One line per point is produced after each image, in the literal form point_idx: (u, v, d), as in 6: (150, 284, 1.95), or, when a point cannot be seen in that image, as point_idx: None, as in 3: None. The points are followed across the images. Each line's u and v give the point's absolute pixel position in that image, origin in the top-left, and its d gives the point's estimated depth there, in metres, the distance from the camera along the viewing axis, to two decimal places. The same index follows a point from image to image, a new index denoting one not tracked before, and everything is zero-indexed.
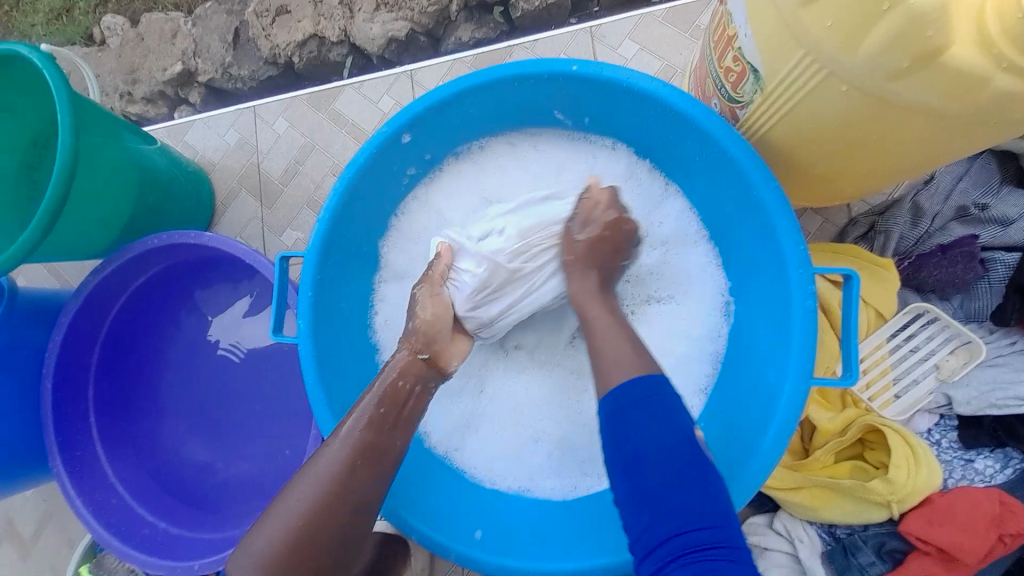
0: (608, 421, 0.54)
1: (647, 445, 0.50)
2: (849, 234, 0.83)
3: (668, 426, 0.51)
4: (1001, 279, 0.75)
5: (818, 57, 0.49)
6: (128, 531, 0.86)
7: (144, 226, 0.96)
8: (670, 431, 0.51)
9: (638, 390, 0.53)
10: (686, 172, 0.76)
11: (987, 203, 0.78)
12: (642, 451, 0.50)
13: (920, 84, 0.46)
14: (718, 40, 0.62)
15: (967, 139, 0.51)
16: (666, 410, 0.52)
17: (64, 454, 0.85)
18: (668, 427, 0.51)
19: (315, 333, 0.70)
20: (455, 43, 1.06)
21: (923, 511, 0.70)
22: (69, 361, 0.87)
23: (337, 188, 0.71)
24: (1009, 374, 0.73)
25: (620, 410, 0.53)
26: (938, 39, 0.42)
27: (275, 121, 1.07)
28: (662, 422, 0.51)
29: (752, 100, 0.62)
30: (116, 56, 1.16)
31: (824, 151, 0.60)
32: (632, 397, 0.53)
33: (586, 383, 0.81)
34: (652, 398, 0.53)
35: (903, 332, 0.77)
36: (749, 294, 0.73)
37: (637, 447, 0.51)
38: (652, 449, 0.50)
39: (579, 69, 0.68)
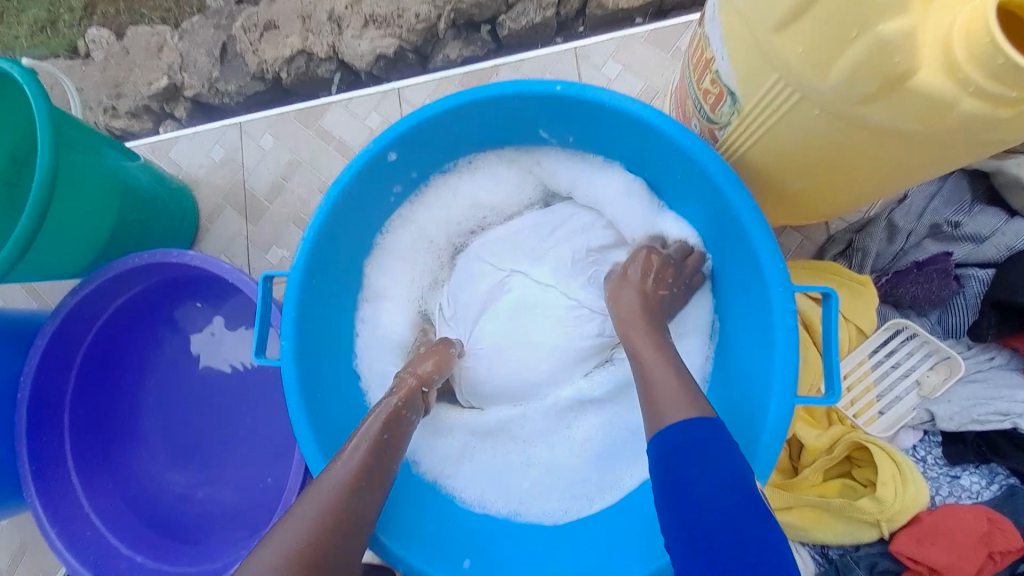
0: (660, 462, 0.53)
1: (699, 489, 0.48)
2: (827, 251, 0.84)
3: (723, 475, 0.49)
4: (976, 295, 0.76)
5: (789, 79, 0.50)
6: (103, 566, 0.82)
7: (126, 244, 0.94)
8: (723, 475, 0.49)
9: (684, 432, 0.52)
10: (670, 192, 0.76)
11: (960, 221, 0.79)
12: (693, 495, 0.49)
13: (889, 107, 0.46)
14: (696, 63, 0.63)
15: (938, 160, 0.51)
16: (715, 453, 0.51)
17: (39, 481, 0.82)
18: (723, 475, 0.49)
19: (297, 354, 0.69)
20: (443, 60, 1.07)
21: (912, 530, 0.70)
22: (45, 387, 0.85)
23: (321, 206, 0.70)
24: (988, 390, 0.74)
25: (669, 452, 0.52)
26: (904, 64, 0.42)
27: (260, 136, 1.06)
28: (717, 469, 0.49)
29: (729, 121, 0.63)
30: (101, 70, 1.15)
31: (801, 171, 0.61)
32: (682, 439, 0.52)
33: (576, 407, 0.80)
34: (700, 441, 0.51)
35: (884, 348, 0.78)
36: (733, 312, 0.73)
37: (687, 489, 0.49)
38: (704, 494, 0.48)
39: (562, 90, 0.68)
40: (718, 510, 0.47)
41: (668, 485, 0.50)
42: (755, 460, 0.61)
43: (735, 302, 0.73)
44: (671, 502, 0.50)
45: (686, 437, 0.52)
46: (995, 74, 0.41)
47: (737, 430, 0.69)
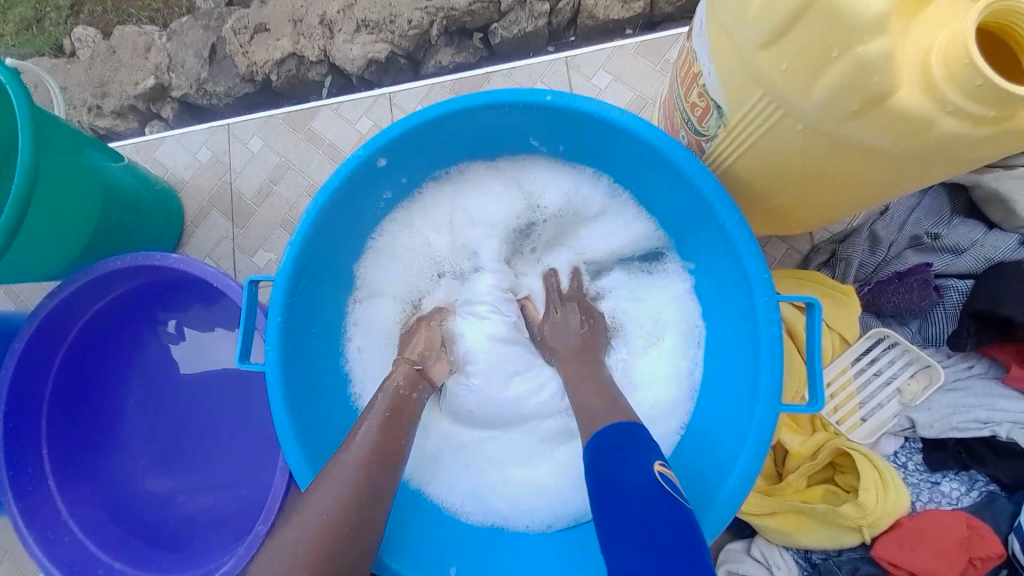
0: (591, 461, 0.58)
1: (619, 476, 0.54)
2: (812, 260, 0.86)
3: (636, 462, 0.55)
4: (955, 305, 0.79)
5: (772, 95, 0.51)
6: (81, 572, 0.80)
7: (107, 245, 0.92)
8: (641, 465, 0.54)
9: (612, 435, 0.59)
10: (658, 203, 0.77)
11: (939, 233, 0.82)
12: (616, 483, 0.53)
13: (869, 124, 0.48)
14: (684, 76, 0.65)
15: (915, 176, 0.53)
16: (637, 447, 0.57)
17: (14, 486, 0.80)
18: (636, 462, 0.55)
19: (282, 360, 0.68)
20: (435, 66, 1.08)
21: (895, 535, 0.71)
22: (24, 390, 0.83)
23: (309, 211, 0.70)
24: (969, 398, 0.76)
25: (599, 453, 0.58)
26: (882, 85, 0.44)
27: (248, 139, 1.05)
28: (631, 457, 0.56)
29: (716, 134, 0.64)
30: (86, 69, 1.13)
31: (786, 184, 0.62)
32: (610, 441, 0.58)
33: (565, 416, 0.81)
34: (625, 440, 0.58)
35: (867, 356, 0.79)
36: (719, 321, 0.74)
37: (609, 479, 0.54)
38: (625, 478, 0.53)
39: (552, 99, 0.69)
40: (635, 495, 0.52)
41: (598, 480, 0.56)
42: (739, 470, 0.62)
43: (721, 312, 0.74)
44: (600, 494, 0.55)
45: (616, 437, 0.58)
46: (972, 95, 0.42)
47: (721, 439, 0.70)
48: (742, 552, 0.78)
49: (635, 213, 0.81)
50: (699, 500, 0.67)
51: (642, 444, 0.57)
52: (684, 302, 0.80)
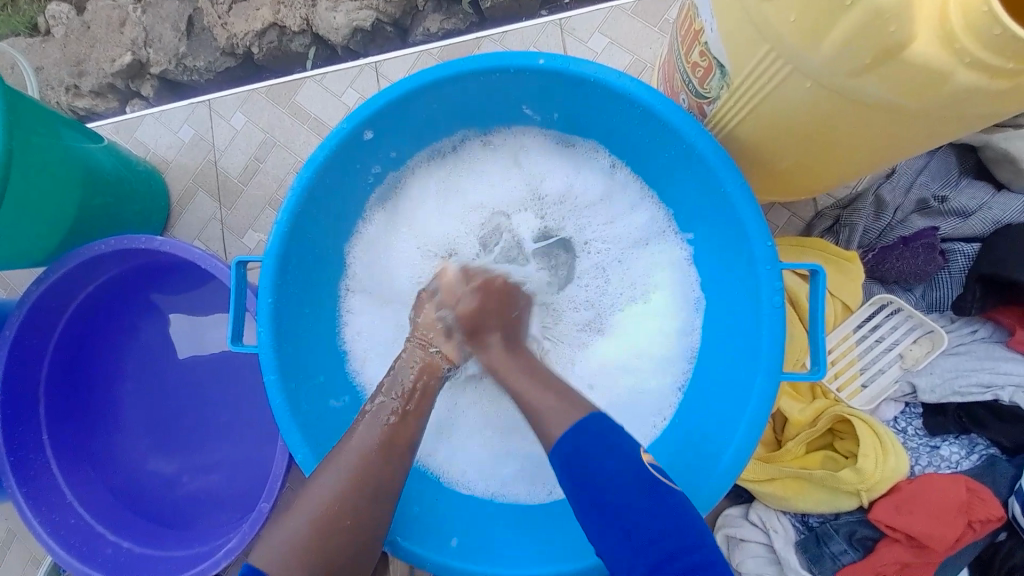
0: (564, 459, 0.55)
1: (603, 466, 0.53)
2: (816, 227, 0.84)
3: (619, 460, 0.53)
4: (961, 270, 0.78)
5: (780, 50, 0.48)
6: (88, 553, 0.81)
7: (92, 230, 0.90)
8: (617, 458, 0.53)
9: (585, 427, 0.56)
10: (657, 170, 0.75)
11: (946, 195, 0.80)
12: (596, 473, 0.53)
13: (880, 78, 0.45)
14: (684, 34, 0.61)
15: (928, 133, 0.51)
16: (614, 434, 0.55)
17: (16, 469, 0.80)
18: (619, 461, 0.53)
19: (276, 343, 0.67)
20: (423, 33, 1.03)
21: (893, 499, 0.72)
22: (18, 377, 0.82)
23: (294, 188, 0.67)
24: (971, 361, 0.75)
25: (581, 441, 0.54)
26: (899, 34, 0.41)
27: (231, 116, 1.02)
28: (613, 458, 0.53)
29: (718, 96, 0.61)
30: (61, 47, 1.08)
31: (790, 146, 0.60)
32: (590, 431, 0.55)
33: None
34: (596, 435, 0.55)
35: (868, 323, 0.78)
36: (718, 289, 0.73)
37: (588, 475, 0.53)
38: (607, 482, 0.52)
39: (546, 63, 0.65)
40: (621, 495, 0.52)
41: (570, 465, 0.54)
42: (740, 438, 0.62)
43: (720, 281, 0.72)
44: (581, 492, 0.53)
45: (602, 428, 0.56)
46: (992, 46, 0.39)
47: (718, 408, 0.70)
48: (741, 516, 0.79)
49: (635, 188, 0.79)
50: (698, 472, 0.67)
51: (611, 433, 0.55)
52: (684, 273, 0.78)
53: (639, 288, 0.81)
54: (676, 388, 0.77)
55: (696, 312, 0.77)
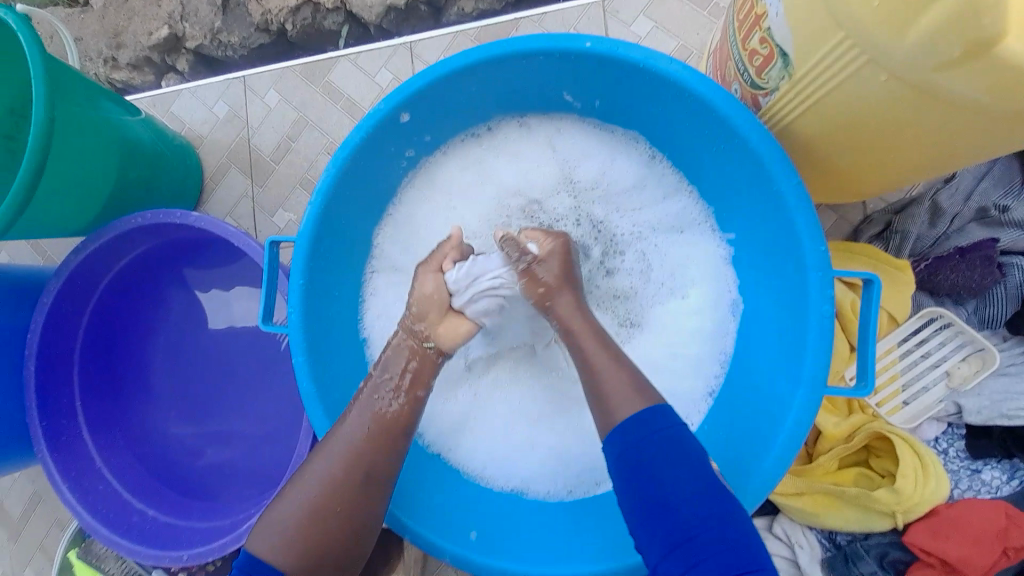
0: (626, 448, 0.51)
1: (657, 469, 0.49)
2: (864, 232, 0.80)
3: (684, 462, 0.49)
4: (1018, 286, 0.73)
5: (857, 40, 0.45)
6: (116, 520, 0.84)
7: (130, 201, 0.92)
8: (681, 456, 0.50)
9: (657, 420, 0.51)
10: (701, 164, 0.72)
11: (1008, 205, 0.75)
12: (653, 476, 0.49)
13: (967, 75, 0.41)
14: (743, 19, 0.58)
15: (1013, 137, 0.47)
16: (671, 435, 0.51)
17: (49, 437, 0.83)
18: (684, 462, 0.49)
19: (306, 322, 0.67)
20: (458, 13, 1.00)
21: (930, 523, 0.69)
22: (52, 345, 0.85)
23: (329, 169, 0.67)
24: (1021, 385, 0.71)
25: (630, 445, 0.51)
26: (994, 26, 0.37)
27: (264, 93, 1.01)
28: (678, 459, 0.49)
29: (777, 87, 0.58)
30: (99, 18, 1.09)
31: (853, 144, 0.56)
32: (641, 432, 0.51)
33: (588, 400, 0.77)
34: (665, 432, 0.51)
35: (915, 336, 0.75)
36: (759, 292, 0.70)
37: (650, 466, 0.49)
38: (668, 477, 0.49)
39: (592, 46, 0.63)
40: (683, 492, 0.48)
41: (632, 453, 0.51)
42: (780, 447, 0.60)
43: (762, 283, 0.70)
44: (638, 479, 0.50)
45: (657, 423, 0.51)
46: None
47: (753, 416, 0.67)
48: (765, 529, 0.77)
49: (675, 181, 0.77)
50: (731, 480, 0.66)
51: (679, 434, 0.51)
52: (723, 272, 0.75)
53: (676, 282, 0.77)
54: (710, 389, 0.75)
55: (733, 313, 0.75)
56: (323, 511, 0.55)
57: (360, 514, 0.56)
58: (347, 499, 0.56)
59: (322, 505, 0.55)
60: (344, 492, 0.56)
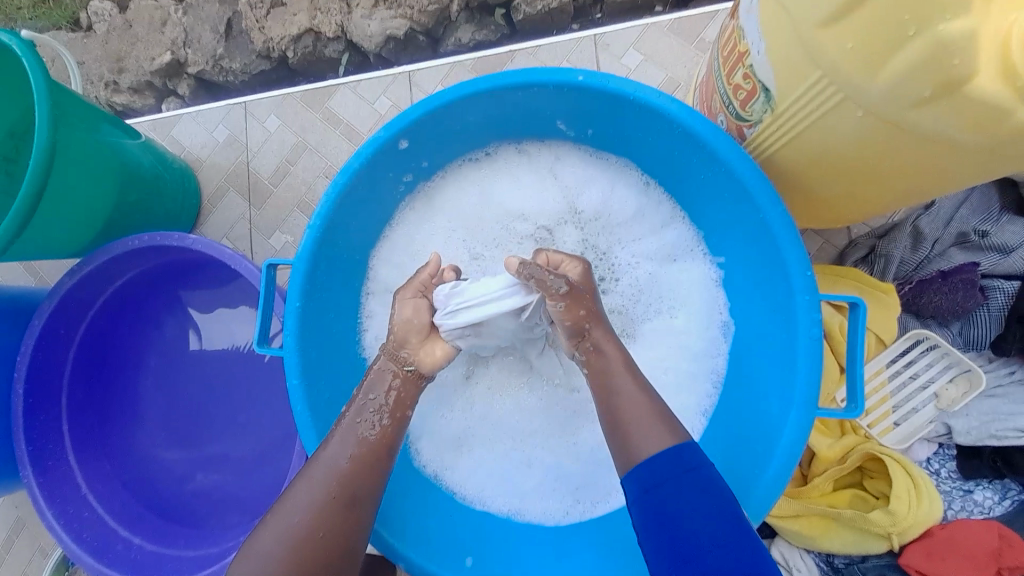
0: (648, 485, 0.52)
1: (678, 508, 0.50)
2: (849, 256, 0.82)
3: (703, 503, 0.50)
4: (1000, 308, 0.75)
5: (834, 79, 0.47)
6: (101, 549, 0.81)
7: (127, 223, 0.92)
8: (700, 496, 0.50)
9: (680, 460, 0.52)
10: (690, 191, 0.74)
11: (987, 230, 0.78)
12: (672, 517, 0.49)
13: (940, 111, 0.44)
14: (727, 55, 0.61)
15: (983, 169, 0.49)
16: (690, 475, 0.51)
17: (35, 461, 0.81)
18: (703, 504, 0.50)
19: (302, 345, 0.67)
20: (454, 44, 1.04)
21: (924, 544, 0.69)
22: (43, 368, 0.84)
23: (328, 194, 0.68)
24: (1008, 406, 0.73)
25: (649, 484, 0.52)
26: (963, 68, 0.40)
27: (265, 118, 1.03)
28: (697, 499, 0.50)
29: (760, 119, 0.60)
30: (103, 44, 1.11)
31: (833, 175, 0.59)
32: (660, 470, 0.52)
33: (584, 421, 0.77)
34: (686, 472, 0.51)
35: (903, 357, 0.76)
36: (749, 315, 0.72)
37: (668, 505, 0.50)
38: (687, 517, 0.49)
39: (585, 80, 0.65)
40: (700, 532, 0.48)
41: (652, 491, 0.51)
42: (772, 472, 0.60)
43: (751, 306, 0.71)
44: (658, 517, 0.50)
45: (676, 463, 0.52)
46: None
47: (746, 438, 0.68)
48: None
49: (667, 206, 0.79)
50: None
51: (702, 475, 0.51)
52: (713, 295, 0.77)
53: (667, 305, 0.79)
54: (703, 411, 0.75)
55: (725, 335, 0.76)
56: (318, 536, 0.54)
57: (355, 534, 0.57)
58: (344, 523, 0.56)
59: (314, 529, 0.54)
60: (342, 513, 0.56)
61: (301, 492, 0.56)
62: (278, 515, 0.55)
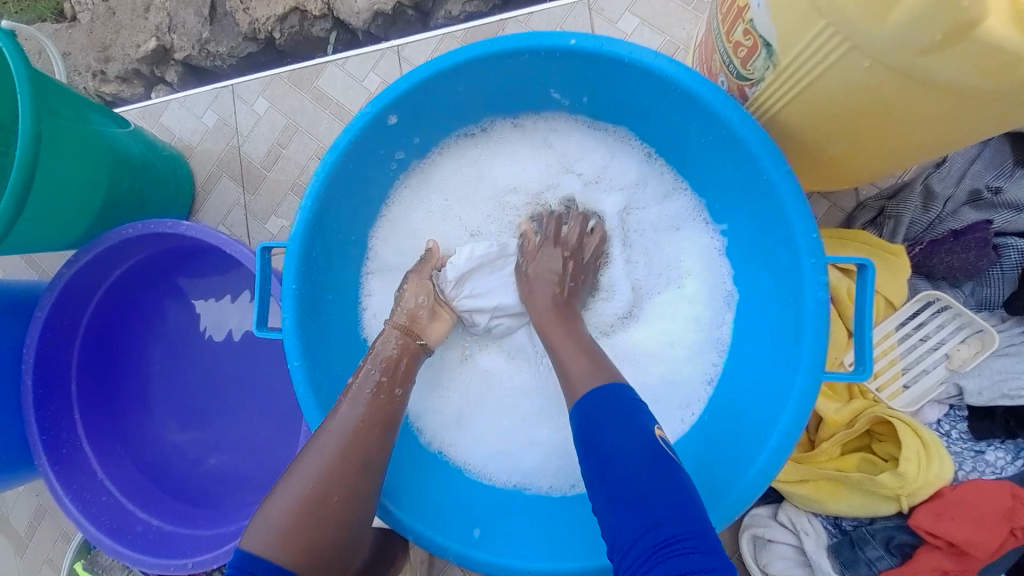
0: (581, 432, 0.54)
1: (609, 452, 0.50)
2: (857, 219, 0.80)
3: (629, 437, 0.50)
4: (1014, 266, 0.73)
5: (840, 28, 0.45)
6: (120, 529, 0.83)
7: (120, 213, 0.91)
8: (629, 438, 0.50)
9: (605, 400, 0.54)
10: (691, 157, 0.72)
11: (1001, 186, 0.75)
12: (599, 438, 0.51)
13: (954, 58, 0.41)
14: (726, 11, 0.58)
15: (996, 118, 0.47)
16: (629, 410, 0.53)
17: (50, 449, 0.83)
18: (629, 438, 0.50)
19: (300, 328, 0.67)
20: (445, 16, 1.00)
21: (934, 505, 0.69)
22: (49, 358, 0.84)
23: (318, 173, 0.66)
24: (1021, 365, 0.72)
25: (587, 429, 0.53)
26: (973, 10, 0.37)
27: (254, 101, 1.01)
28: (623, 435, 0.50)
29: (762, 77, 0.58)
30: (87, 33, 1.09)
31: (839, 133, 0.56)
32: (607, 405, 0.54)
33: None
34: (611, 411, 0.53)
35: (914, 319, 0.75)
36: (753, 281, 0.71)
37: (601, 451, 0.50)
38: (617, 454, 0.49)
39: (577, 43, 0.62)
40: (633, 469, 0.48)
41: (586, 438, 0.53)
42: (778, 438, 0.60)
43: (755, 273, 0.70)
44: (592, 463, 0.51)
45: (604, 409, 0.54)
46: None
47: (752, 407, 0.67)
48: (769, 517, 0.77)
49: (670, 176, 0.77)
50: (729, 472, 0.66)
51: (628, 415, 0.52)
52: (717, 263, 0.76)
53: (670, 275, 0.78)
54: (708, 379, 0.75)
55: (729, 304, 0.75)
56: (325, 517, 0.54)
57: (363, 514, 0.56)
58: (351, 505, 0.55)
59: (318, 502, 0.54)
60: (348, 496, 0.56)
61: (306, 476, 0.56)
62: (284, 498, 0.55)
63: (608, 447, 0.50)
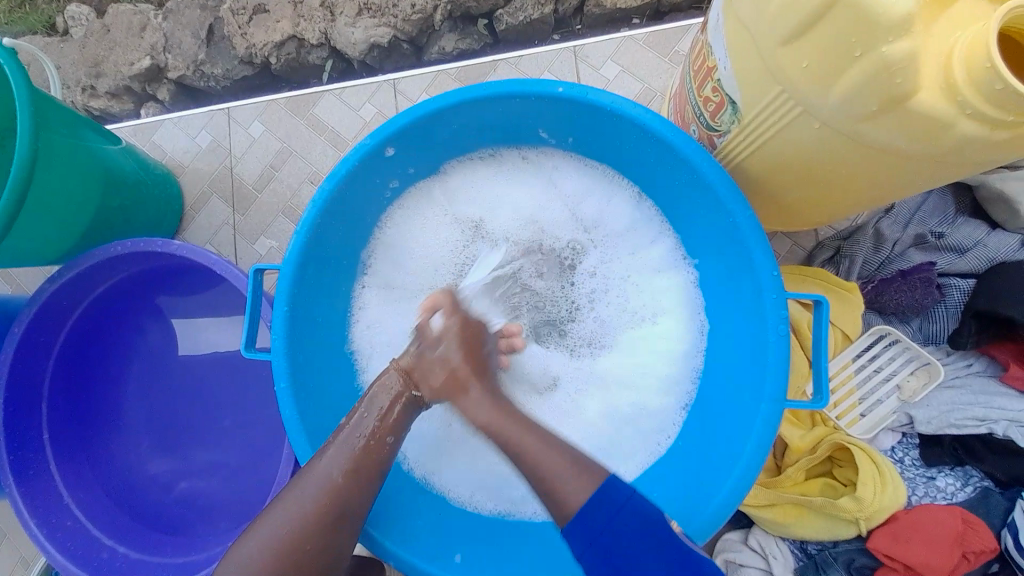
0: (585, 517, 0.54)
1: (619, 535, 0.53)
2: (817, 257, 0.87)
3: (642, 527, 0.53)
4: (957, 304, 0.81)
5: (793, 94, 0.51)
6: (84, 556, 0.79)
7: (110, 229, 0.91)
8: (641, 528, 0.53)
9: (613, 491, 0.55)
10: (663, 194, 0.77)
11: (943, 232, 0.83)
12: (611, 527, 0.53)
13: (887, 125, 0.47)
14: (698, 69, 0.64)
15: (928, 176, 0.53)
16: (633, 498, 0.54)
17: (15, 470, 0.80)
18: (642, 527, 0.53)
19: (290, 349, 0.68)
20: (438, 52, 1.05)
21: (889, 528, 0.73)
22: (23, 375, 0.82)
23: (316, 200, 0.69)
24: (966, 396, 0.78)
25: (592, 510, 0.54)
26: (905, 85, 0.43)
27: (249, 124, 1.04)
28: (633, 523, 0.53)
29: (729, 130, 0.64)
30: (79, 48, 1.10)
31: (797, 181, 0.62)
32: (604, 501, 0.54)
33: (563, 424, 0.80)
34: (624, 501, 0.54)
35: (867, 352, 0.80)
36: (721, 313, 0.76)
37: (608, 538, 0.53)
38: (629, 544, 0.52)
39: (564, 91, 0.67)
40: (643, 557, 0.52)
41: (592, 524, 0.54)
42: (744, 462, 0.63)
43: (723, 305, 0.75)
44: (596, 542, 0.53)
45: (610, 497, 0.54)
46: (992, 99, 0.42)
47: (722, 434, 0.71)
48: (740, 541, 0.80)
49: (651, 214, 0.82)
50: (699, 494, 0.69)
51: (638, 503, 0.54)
52: (689, 295, 0.81)
53: (647, 304, 0.83)
54: (683, 402, 0.79)
55: (700, 333, 0.80)
56: (297, 547, 0.56)
57: (342, 535, 0.58)
58: (319, 532, 0.57)
59: None
60: (325, 531, 0.57)
61: (288, 504, 0.58)
62: (258, 529, 0.57)
63: (619, 538, 0.53)
